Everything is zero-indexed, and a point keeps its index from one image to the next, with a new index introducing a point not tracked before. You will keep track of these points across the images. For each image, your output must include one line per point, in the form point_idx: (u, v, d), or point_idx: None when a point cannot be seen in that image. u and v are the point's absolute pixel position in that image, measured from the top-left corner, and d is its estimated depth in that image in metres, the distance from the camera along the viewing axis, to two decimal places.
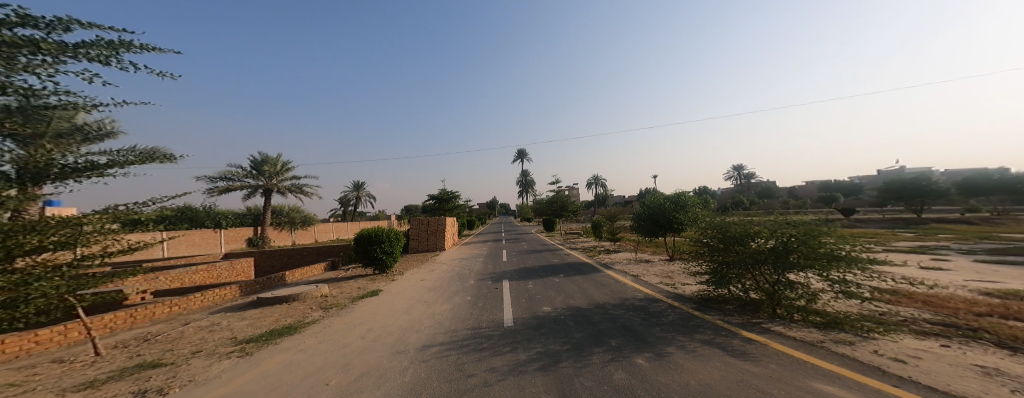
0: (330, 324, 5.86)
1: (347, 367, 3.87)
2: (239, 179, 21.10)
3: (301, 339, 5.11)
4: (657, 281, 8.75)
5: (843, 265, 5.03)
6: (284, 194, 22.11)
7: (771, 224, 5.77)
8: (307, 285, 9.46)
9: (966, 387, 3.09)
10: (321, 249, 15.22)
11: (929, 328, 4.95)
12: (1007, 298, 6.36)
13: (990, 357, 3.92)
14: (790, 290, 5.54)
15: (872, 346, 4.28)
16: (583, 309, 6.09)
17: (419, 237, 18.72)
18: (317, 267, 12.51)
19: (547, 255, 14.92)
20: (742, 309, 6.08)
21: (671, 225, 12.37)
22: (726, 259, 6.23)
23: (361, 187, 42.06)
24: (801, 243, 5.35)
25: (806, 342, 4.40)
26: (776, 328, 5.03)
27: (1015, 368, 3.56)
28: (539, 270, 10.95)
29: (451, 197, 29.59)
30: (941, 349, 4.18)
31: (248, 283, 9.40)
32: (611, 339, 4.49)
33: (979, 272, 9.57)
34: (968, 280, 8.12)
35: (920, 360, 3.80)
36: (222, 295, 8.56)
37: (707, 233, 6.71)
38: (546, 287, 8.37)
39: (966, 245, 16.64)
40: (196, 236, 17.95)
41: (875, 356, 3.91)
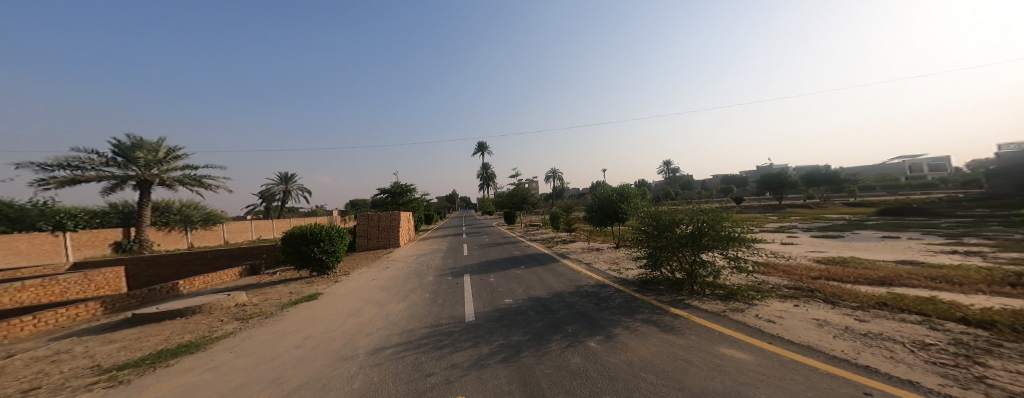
0: (252, 336, 5.05)
1: (278, 380, 3.40)
2: (94, 167, 16.67)
3: (209, 356, 4.33)
4: (607, 268, 9.53)
5: (737, 244, 6.12)
6: (170, 187, 18.21)
7: (691, 213, 6.59)
8: (213, 294, 8.00)
9: (812, 337, 4.02)
10: (234, 251, 13.02)
11: (788, 292, 6.28)
12: (828, 263, 8.55)
13: (821, 311, 5.16)
14: (703, 268, 6.51)
15: (755, 311, 5.27)
16: (543, 299, 6.29)
17: (368, 234, 17.07)
18: (231, 273, 10.68)
19: (507, 248, 14.97)
20: (670, 287, 6.99)
21: (619, 215, 13.40)
22: (658, 244, 6.95)
23: (291, 180, 36.61)
24: (711, 227, 6.30)
25: (715, 313, 5.23)
26: (694, 302, 5.90)
27: (835, 317, 4.76)
28: (502, 263, 10.96)
29: (406, 191, 27.65)
30: (793, 308, 5.36)
31: (116, 298, 7.58)
32: (568, 326, 4.74)
33: (818, 244, 12.59)
34: (806, 251, 10.71)
35: (783, 319, 4.82)
36: (73, 316, 6.75)
37: (641, 222, 7.41)
38: (507, 279, 8.43)
39: (804, 224, 21.81)
40: (22, 242, 13.77)
41: (755, 319, 4.84)
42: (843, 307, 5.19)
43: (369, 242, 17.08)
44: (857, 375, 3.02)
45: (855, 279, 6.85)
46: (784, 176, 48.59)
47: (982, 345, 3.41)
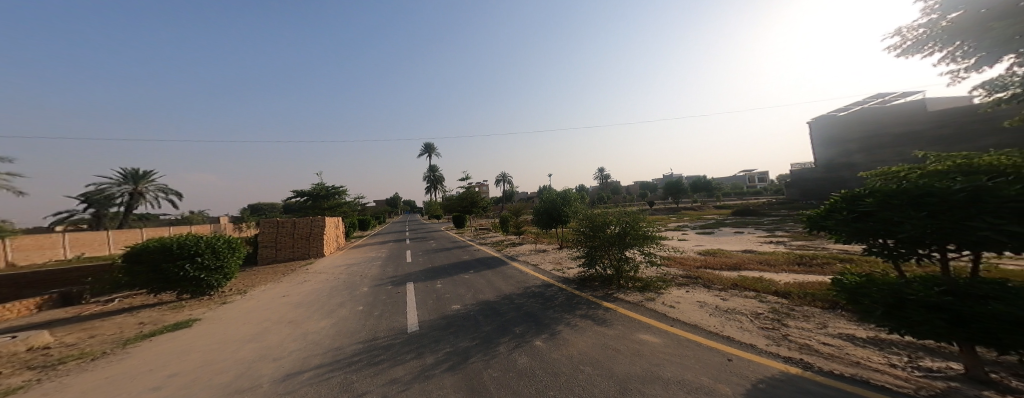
0: (82, 382, 3.74)
1: None
2: None
3: None
4: (551, 268, 9.80)
5: (649, 242, 7.05)
6: None
7: (619, 215, 7.29)
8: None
9: (695, 318, 4.75)
10: (64, 273, 9.65)
11: (684, 280, 7.42)
12: (707, 254, 10.43)
13: (703, 293, 6.26)
14: (626, 265, 7.21)
15: (663, 298, 6.06)
16: (492, 302, 6.09)
17: (281, 244, 14.66)
18: (22, 304, 7.61)
19: (454, 253, 14.28)
20: (602, 283, 7.51)
21: (564, 219, 14.09)
22: (593, 244, 7.45)
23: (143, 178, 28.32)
24: (632, 228, 7.09)
25: (634, 304, 5.81)
26: (620, 295, 6.48)
27: (708, 298, 5.83)
28: (447, 268, 10.38)
29: (330, 194, 24.85)
30: (684, 294, 6.26)
31: None
32: (515, 327, 4.67)
33: (706, 240, 15.20)
34: (696, 246, 12.86)
35: (680, 303, 5.66)
36: None
37: (576, 225, 7.93)
38: (455, 284, 7.93)
39: (693, 223, 26.21)
40: None
41: (660, 306, 5.58)
42: (716, 290, 6.31)
43: (285, 253, 14.66)
44: (726, 346, 3.67)
45: (726, 266, 8.48)
46: (680, 183, 57.56)
47: (804, 311, 4.48)
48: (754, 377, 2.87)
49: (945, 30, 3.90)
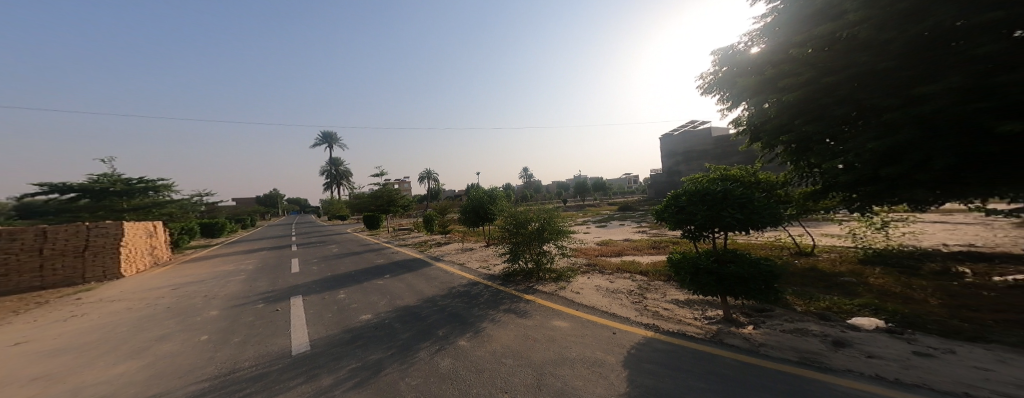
0: None
1: None
2: None
3: None
4: (476, 266, 9.84)
5: (563, 236, 7.75)
6: None
7: (539, 212, 7.81)
8: None
9: (590, 300, 5.51)
10: None
11: (589, 268, 8.44)
12: (606, 244, 12.05)
13: (601, 278, 7.27)
14: (546, 257, 7.76)
15: (574, 286, 6.76)
16: (411, 307, 5.80)
17: (12, 268, 9.28)
18: None
19: (366, 257, 12.97)
20: (524, 276, 7.89)
21: (484, 218, 14.24)
22: (517, 240, 7.75)
23: None
24: (551, 224, 7.66)
25: (549, 293, 6.33)
26: (538, 286, 6.97)
27: (605, 281, 6.80)
28: (357, 275, 9.40)
29: (130, 189, 15.45)
30: (584, 281, 7.10)
31: None
32: (437, 330, 4.55)
33: (608, 231, 17.56)
34: (599, 237, 14.70)
35: (585, 289, 6.42)
36: None
37: (502, 220, 8.14)
38: (364, 293, 7.19)
39: (597, 218, 29.83)
40: None
41: (569, 293, 6.25)
42: (609, 274, 7.41)
43: (26, 280, 9.39)
44: (607, 320, 4.44)
45: (618, 252, 9.99)
46: (587, 184, 64.53)
47: (667, 289, 5.70)
48: (629, 344, 3.52)
49: (720, 79, 7.28)
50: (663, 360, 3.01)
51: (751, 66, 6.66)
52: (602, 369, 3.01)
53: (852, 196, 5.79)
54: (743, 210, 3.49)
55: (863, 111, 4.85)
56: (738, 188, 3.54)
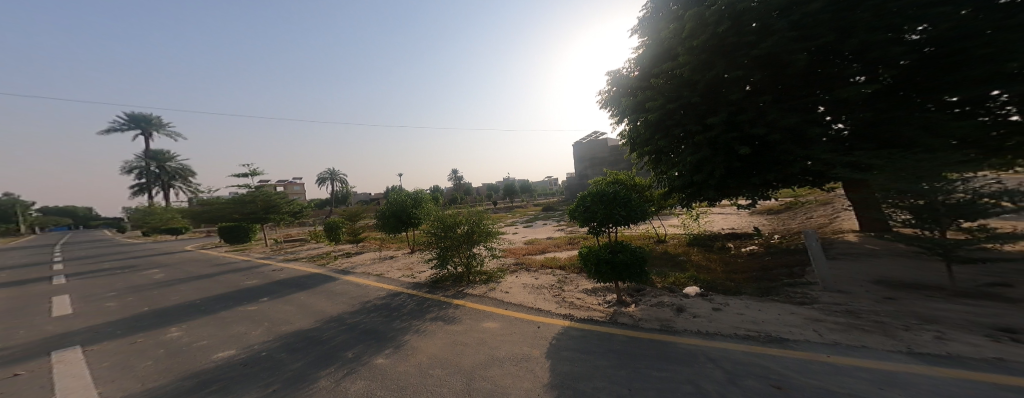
0: None
1: None
2: None
3: None
4: (398, 275, 9.24)
5: (493, 238, 7.85)
6: None
7: (468, 215, 7.77)
8: None
9: (517, 297, 5.81)
10: None
11: (516, 267, 8.77)
12: (532, 243, 12.66)
13: (527, 276, 7.62)
14: (475, 260, 7.79)
15: (502, 286, 6.95)
16: (319, 328, 5.14)
17: None
18: None
19: (257, 274, 10.91)
20: (452, 281, 7.76)
21: (405, 222, 13.48)
22: (444, 244, 7.55)
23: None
24: (480, 226, 7.68)
25: (479, 296, 6.36)
26: (468, 290, 6.94)
27: (533, 277, 7.20)
28: (245, 296, 7.86)
29: None
30: (512, 280, 7.39)
31: None
32: (347, 352, 4.12)
33: (533, 231, 18.48)
34: (525, 237, 15.34)
35: (513, 287, 6.68)
36: None
37: (433, 223, 7.80)
38: (251, 316, 6.04)
39: (524, 219, 30.94)
40: None
41: (498, 292, 6.44)
42: (534, 271, 7.84)
43: None
44: (527, 314, 4.80)
45: (542, 251, 10.62)
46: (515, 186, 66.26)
47: (581, 281, 6.38)
48: (551, 335, 3.81)
49: (606, 99, 10.04)
50: (579, 345, 3.37)
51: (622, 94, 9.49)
52: (528, 363, 3.19)
53: (681, 196, 8.91)
54: (627, 209, 4.66)
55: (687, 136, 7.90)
56: (623, 192, 4.77)
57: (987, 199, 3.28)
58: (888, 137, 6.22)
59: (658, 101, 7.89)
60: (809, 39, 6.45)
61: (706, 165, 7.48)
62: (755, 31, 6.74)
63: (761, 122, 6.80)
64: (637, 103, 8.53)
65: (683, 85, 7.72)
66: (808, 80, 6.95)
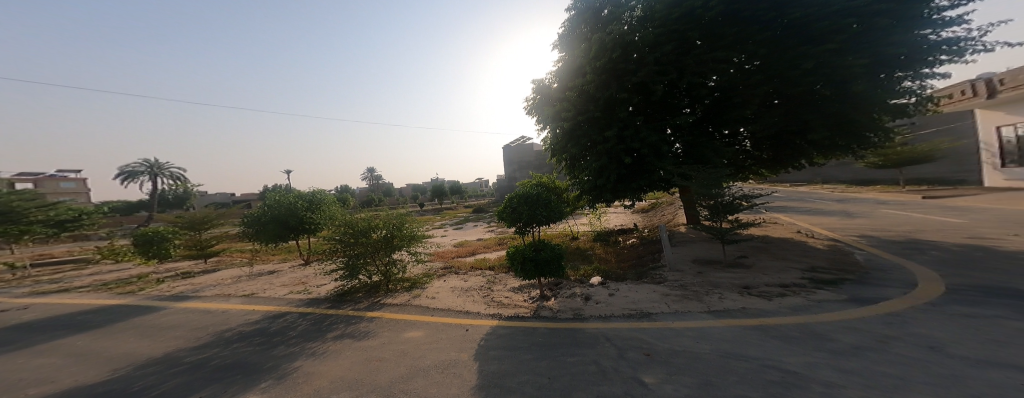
0: None
1: None
2: None
3: None
4: (285, 292, 7.74)
5: (417, 241, 7.21)
6: None
7: (387, 217, 6.96)
8: None
9: (444, 301, 5.51)
10: None
11: (445, 270, 8.33)
12: (461, 245, 12.38)
13: (455, 278, 7.31)
14: (394, 266, 7.04)
15: (428, 292, 6.48)
16: (164, 368, 3.92)
17: None
18: None
19: (80, 303, 8.04)
20: (367, 292, 7.00)
21: (298, 229, 11.38)
22: (356, 251, 6.65)
23: None
24: (400, 230, 6.96)
25: (401, 305, 5.80)
26: (386, 299, 6.27)
27: (463, 279, 6.95)
28: (50, 335, 5.65)
29: None
30: (442, 283, 7.09)
31: None
32: (200, 391, 3.20)
33: (461, 233, 18.11)
34: (454, 239, 14.91)
35: (439, 292, 6.30)
36: None
37: (337, 230, 6.78)
38: (51, 363, 4.32)
39: (452, 220, 30.20)
40: None
41: (424, 299, 5.99)
42: (464, 273, 7.54)
43: None
44: (447, 318, 4.54)
45: (473, 252, 10.42)
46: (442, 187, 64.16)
47: (511, 279, 6.42)
48: (481, 335, 3.64)
49: (530, 105, 10.54)
50: (507, 343, 3.27)
51: (543, 103, 10.09)
52: (456, 368, 2.95)
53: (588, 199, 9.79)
54: (549, 210, 4.84)
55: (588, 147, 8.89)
56: (545, 193, 4.93)
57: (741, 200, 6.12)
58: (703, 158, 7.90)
59: (570, 112, 8.66)
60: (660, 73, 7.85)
61: (607, 171, 8.51)
62: (636, 61, 8.02)
63: (635, 138, 8.06)
64: (554, 112, 9.11)
65: (589, 101, 8.65)
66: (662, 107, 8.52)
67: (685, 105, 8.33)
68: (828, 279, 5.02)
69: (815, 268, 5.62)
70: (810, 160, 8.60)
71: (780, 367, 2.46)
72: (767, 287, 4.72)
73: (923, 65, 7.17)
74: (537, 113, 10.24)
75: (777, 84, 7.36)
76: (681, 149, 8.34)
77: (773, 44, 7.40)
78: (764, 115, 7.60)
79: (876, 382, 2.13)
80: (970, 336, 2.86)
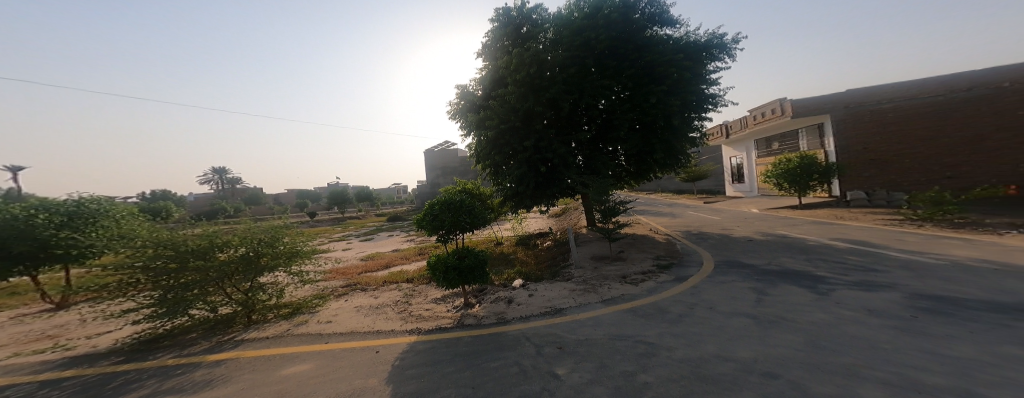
0: None
1: None
2: None
3: None
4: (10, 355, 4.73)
5: (298, 259, 5.24)
6: None
7: (248, 231, 4.83)
8: None
9: (345, 323, 4.61)
10: None
11: (349, 287, 7.57)
12: (365, 260, 11.54)
13: (366, 293, 6.74)
14: (260, 293, 4.99)
15: (318, 318, 5.06)
16: None
17: None
18: None
19: None
20: (211, 331, 4.78)
21: (47, 252, 6.49)
22: (183, 280, 4.36)
23: None
24: (268, 246, 4.91)
25: (276, 337, 4.30)
26: (248, 335, 4.48)
27: (379, 296, 6.28)
28: None
29: None
30: (345, 303, 6.03)
31: None
32: None
33: (363, 246, 16.75)
34: (356, 254, 13.70)
35: (337, 315, 5.09)
36: None
37: (143, 256, 4.31)
38: None
39: (353, 232, 27.38)
40: None
41: (320, 325, 4.69)
42: (372, 290, 6.94)
43: None
44: (359, 342, 3.93)
45: (383, 265, 9.82)
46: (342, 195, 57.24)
47: (428, 290, 6.36)
48: (396, 351, 3.54)
49: (453, 111, 10.62)
50: (422, 362, 3.21)
51: (467, 110, 10.29)
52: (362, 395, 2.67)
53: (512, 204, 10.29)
54: (472, 216, 5.04)
55: (510, 156, 9.51)
56: (467, 200, 5.12)
57: (621, 204, 7.47)
58: (594, 168, 9.30)
59: (495, 121, 9.13)
60: (564, 92, 8.81)
61: (526, 178, 9.21)
62: (549, 78, 8.82)
63: (550, 149, 8.96)
64: (478, 120, 9.51)
65: (511, 110, 9.14)
66: (564, 123, 9.55)
67: (584, 123, 9.55)
68: (665, 264, 6.49)
69: (655, 256, 7.16)
70: (655, 174, 10.58)
71: (644, 342, 3.14)
72: (637, 275, 5.80)
73: (702, 110, 9.88)
74: (462, 118, 10.40)
75: (639, 112, 8.99)
76: (582, 161, 9.57)
77: (637, 79, 9.06)
78: (631, 136, 9.17)
79: (698, 346, 2.93)
80: (726, 298, 4.26)
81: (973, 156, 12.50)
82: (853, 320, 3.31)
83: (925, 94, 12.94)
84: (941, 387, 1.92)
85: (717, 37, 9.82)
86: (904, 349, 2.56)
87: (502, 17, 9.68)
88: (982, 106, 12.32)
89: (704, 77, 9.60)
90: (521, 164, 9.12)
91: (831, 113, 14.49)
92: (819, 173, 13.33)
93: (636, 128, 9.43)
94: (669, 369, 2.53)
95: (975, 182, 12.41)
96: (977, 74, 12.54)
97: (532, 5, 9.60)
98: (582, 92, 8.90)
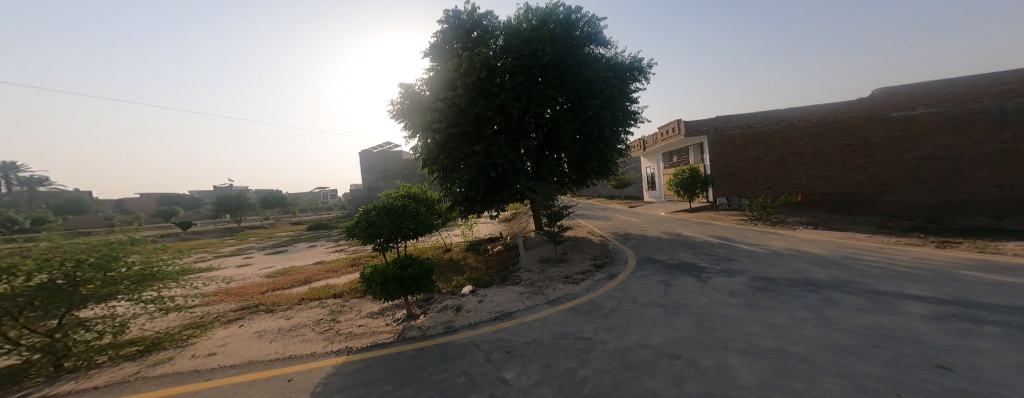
0: None
1: None
2: None
3: None
4: None
5: (158, 282, 3.66)
6: None
7: (53, 246, 3.01)
8: None
9: (238, 354, 3.77)
10: None
11: (255, 306, 6.51)
12: (275, 277, 10.03)
13: (283, 312, 5.93)
14: (79, 332, 3.26)
15: (191, 352, 3.95)
16: None
17: None
18: None
19: None
20: None
21: None
22: None
23: None
24: (101, 267, 3.21)
25: (108, 384, 3.10)
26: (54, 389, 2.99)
27: (299, 316, 5.46)
28: None
29: None
30: (239, 329, 4.99)
31: None
32: None
33: (270, 261, 14.52)
34: (261, 271, 11.79)
35: (224, 347, 4.09)
36: None
37: None
38: None
39: (258, 245, 23.59)
40: None
41: (192, 360, 3.64)
42: (280, 311, 6.00)
43: None
44: (259, 373, 3.24)
45: (302, 281, 8.70)
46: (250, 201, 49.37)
47: (362, 305, 5.87)
48: (320, 375, 3.13)
49: (396, 111, 10.11)
50: (350, 384, 2.88)
51: (412, 111, 9.89)
52: None
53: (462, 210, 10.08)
54: (415, 222, 4.81)
55: (459, 161, 9.36)
56: (410, 207, 4.91)
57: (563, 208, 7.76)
58: (539, 174, 9.65)
59: (443, 124, 8.95)
60: (512, 98, 8.99)
61: (476, 183, 9.14)
62: (498, 84, 9.03)
63: (498, 154, 9.03)
64: (426, 122, 9.24)
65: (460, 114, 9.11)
66: (510, 129, 9.72)
67: (530, 130, 9.86)
68: (599, 263, 6.98)
69: (592, 257, 7.67)
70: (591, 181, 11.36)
71: (580, 338, 3.31)
72: (577, 275, 6.14)
73: (627, 127, 11.05)
74: (407, 119, 9.97)
75: (579, 123, 9.67)
76: (530, 167, 9.83)
77: (578, 92, 9.75)
78: (573, 145, 9.83)
79: (624, 336, 3.20)
80: (644, 290, 4.75)
81: (788, 172, 15.33)
82: (721, 300, 4.01)
83: (757, 122, 16.06)
84: (779, 349, 2.61)
85: (636, 61, 10.96)
86: (751, 320, 3.30)
87: (452, 19, 9.59)
88: (791, 132, 15.30)
89: (628, 96, 10.73)
90: (470, 168, 9.06)
91: (711, 135, 17.00)
92: (700, 182, 15.69)
93: (577, 138, 10.08)
94: (602, 361, 2.72)
95: (787, 192, 15.26)
96: (792, 109, 15.72)
97: (482, 11, 9.66)
98: (529, 99, 9.22)
